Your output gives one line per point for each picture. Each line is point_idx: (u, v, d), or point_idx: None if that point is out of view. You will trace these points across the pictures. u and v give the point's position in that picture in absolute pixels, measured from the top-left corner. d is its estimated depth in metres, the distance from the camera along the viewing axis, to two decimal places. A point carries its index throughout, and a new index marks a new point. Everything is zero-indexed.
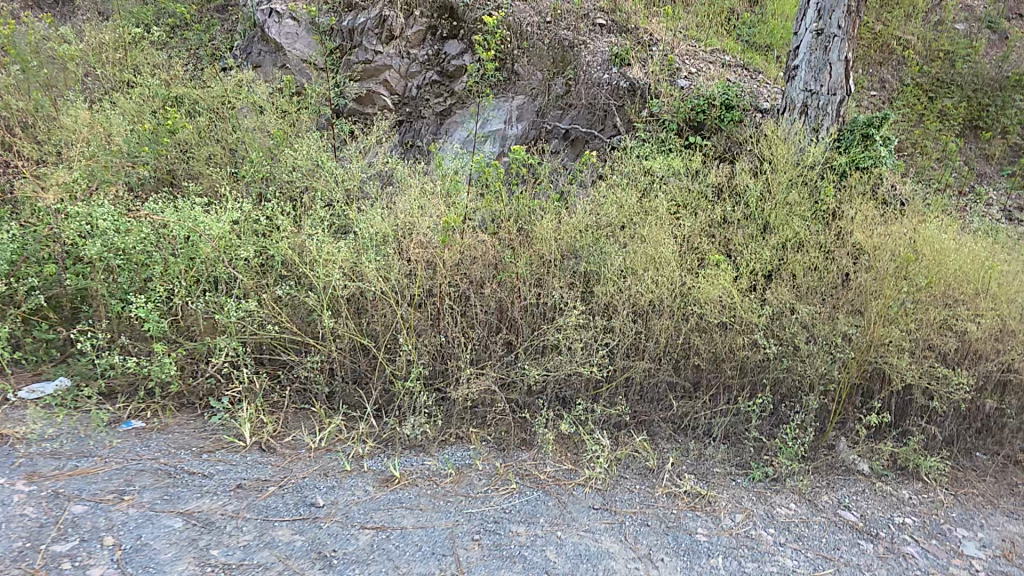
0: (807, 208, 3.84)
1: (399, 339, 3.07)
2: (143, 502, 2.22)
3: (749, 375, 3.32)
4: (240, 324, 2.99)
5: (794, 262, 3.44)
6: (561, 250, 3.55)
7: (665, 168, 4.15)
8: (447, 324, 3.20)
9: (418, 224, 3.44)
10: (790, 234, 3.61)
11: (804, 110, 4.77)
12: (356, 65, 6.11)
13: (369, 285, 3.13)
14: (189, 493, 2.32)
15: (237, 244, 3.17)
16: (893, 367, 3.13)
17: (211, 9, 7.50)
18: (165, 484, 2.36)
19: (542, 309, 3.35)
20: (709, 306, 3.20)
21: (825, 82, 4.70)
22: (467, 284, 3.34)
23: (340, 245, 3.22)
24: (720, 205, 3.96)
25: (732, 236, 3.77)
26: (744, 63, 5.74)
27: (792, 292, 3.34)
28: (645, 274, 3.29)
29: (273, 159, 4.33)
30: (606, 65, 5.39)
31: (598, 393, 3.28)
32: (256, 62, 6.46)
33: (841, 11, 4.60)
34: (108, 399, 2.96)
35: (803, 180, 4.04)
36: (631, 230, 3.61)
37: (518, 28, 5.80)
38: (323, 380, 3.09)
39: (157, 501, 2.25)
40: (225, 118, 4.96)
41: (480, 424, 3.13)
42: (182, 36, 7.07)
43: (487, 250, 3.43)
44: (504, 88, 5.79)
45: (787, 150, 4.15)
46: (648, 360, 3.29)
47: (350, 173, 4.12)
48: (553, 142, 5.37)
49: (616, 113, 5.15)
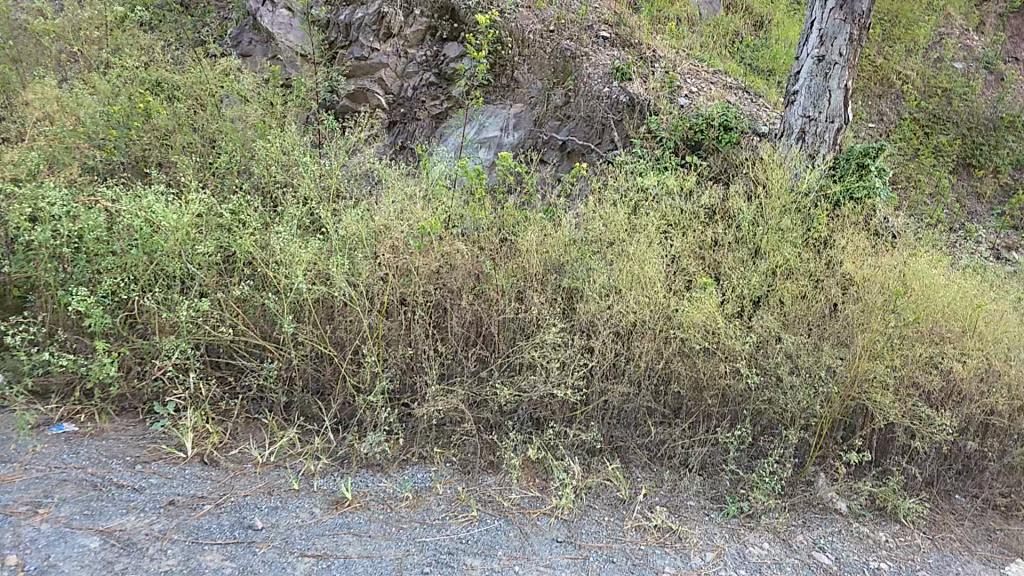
0: (799, 235, 3.74)
1: (365, 350, 3.06)
2: (59, 517, 2.30)
3: (731, 404, 3.19)
4: (192, 328, 3.09)
5: (782, 288, 3.34)
6: (546, 265, 3.47)
7: (659, 186, 4.02)
8: (419, 335, 3.15)
9: (395, 229, 3.29)
10: (780, 260, 3.50)
11: (802, 135, 4.68)
12: (350, 60, 5.99)
13: (337, 290, 3.12)
14: (112, 510, 2.39)
15: (199, 239, 3.29)
16: (877, 405, 2.99)
17: None
18: (87, 498, 2.44)
19: (521, 324, 3.23)
20: (692, 331, 3.09)
21: (824, 108, 4.62)
22: (444, 293, 3.28)
23: (308, 246, 3.23)
24: (713, 226, 3.84)
25: (722, 259, 3.65)
26: (745, 85, 5.65)
27: (779, 321, 3.24)
28: (630, 293, 3.17)
29: (252, 150, 4.20)
30: (607, 78, 5.26)
31: (573, 416, 3.13)
32: (247, 51, 6.33)
33: (843, 39, 4.54)
34: (42, 399, 3.03)
35: (797, 207, 3.95)
36: (618, 247, 3.49)
37: (520, 35, 5.69)
38: (283, 391, 3.11)
39: (75, 515, 2.33)
40: (207, 105, 4.93)
41: (445, 444, 3.03)
42: (174, 18, 6.97)
43: (466, 259, 3.35)
44: (501, 95, 5.67)
45: (782, 174, 4.08)
46: (627, 384, 3.16)
47: (330, 172, 4.00)
48: (549, 153, 5.22)
49: (614, 127, 5.01)
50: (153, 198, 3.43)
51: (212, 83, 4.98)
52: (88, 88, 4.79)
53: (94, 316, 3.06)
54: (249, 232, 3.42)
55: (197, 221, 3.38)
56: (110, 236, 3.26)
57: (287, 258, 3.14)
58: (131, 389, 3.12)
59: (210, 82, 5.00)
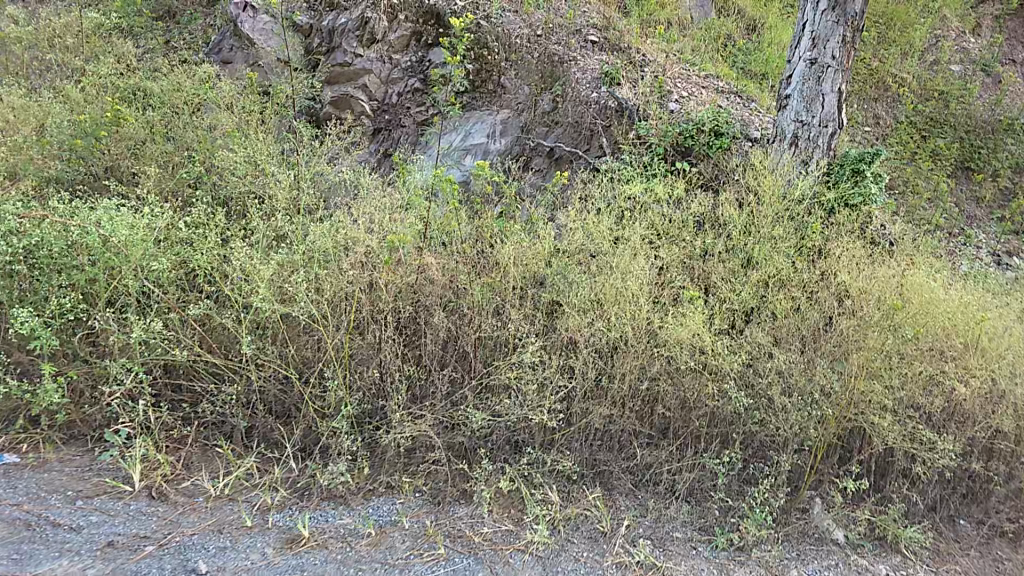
0: (792, 243, 3.60)
1: (331, 372, 2.93)
2: None
3: (720, 426, 3.00)
4: (145, 350, 2.97)
5: (776, 301, 3.18)
6: (525, 279, 3.28)
7: (647, 194, 3.91)
8: (387, 355, 2.98)
9: (362, 243, 3.23)
10: (772, 271, 3.32)
11: (794, 141, 4.53)
12: (334, 66, 5.84)
13: (300, 308, 2.97)
14: (44, 553, 2.25)
15: (154, 255, 3.14)
16: (875, 429, 2.80)
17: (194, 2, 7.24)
18: (18, 540, 2.30)
19: (499, 341, 3.08)
20: (678, 349, 2.93)
21: (818, 112, 4.46)
22: (418, 309, 3.16)
23: (269, 262, 3.09)
24: (701, 236, 3.68)
25: (712, 270, 3.47)
26: (737, 89, 5.49)
27: (770, 336, 3.06)
28: (612, 308, 3.04)
29: (221, 157, 4.06)
30: (595, 83, 5.09)
31: (552, 440, 2.96)
32: (225, 57, 6.19)
33: (836, 41, 4.39)
34: None
35: (789, 215, 3.79)
36: (600, 262, 3.34)
37: (507, 39, 5.53)
38: (242, 415, 2.96)
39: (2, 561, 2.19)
40: (181, 113, 4.84)
41: (414, 472, 2.88)
42: (157, 26, 6.85)
43: (441, 274, 3.23)
44: (488, 100, 5.54)
45: (775, 181, 3.91)
46: (609, 404, 2.98)
47: (301, 185, 3.88)
48: (537, 160, 5.05)
49: (603, 132, 4.84)
50: (110, 212, 3.27)
51: (192, 95, 4.94)
52: (58, 101, 4.69)
53: (39, 337, 2.90)
54: (212, 247, 3.28)
55: (151, 235, 3.23)
56: (60, 252, 3.08)
57: (253, 276, 3.01)
58: (81, 416, 2.99)
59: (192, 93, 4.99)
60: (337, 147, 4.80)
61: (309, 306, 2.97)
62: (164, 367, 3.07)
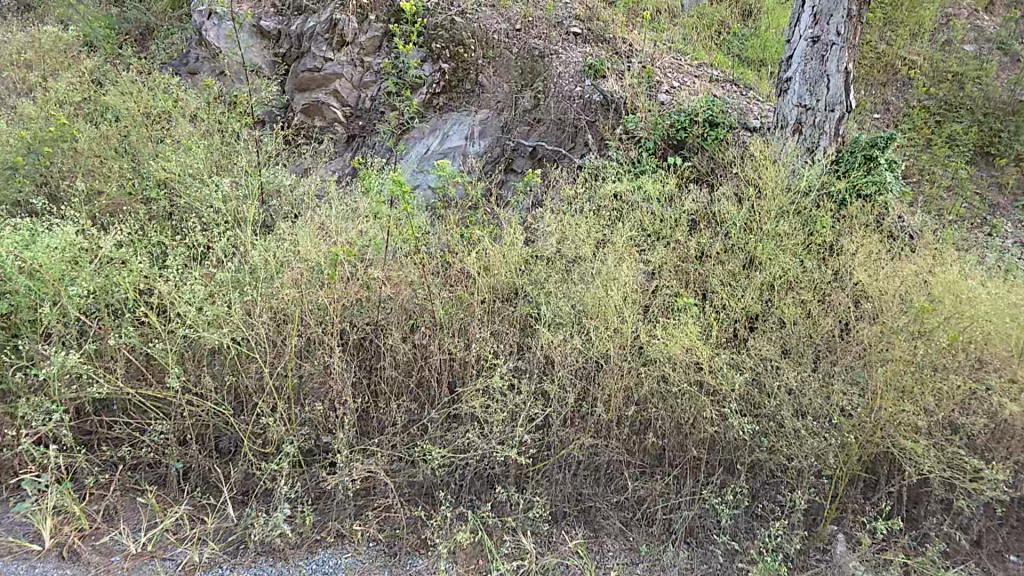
0: (800, 239, 3.22)
1: (276, 407, 2.60)
2: None
3: (719, 453, 2.61)
4: (64, 385, 2.53)
5: (784, 307, 2.81)
6: (496, 292, 2.92)
7: (637, 193, 3.57)
8: (340, 385, 2.61)
9: (308, 258, 2.91)
10: (777, 271, 2.99)
11: (797, 128, 4.16)
12: (302, 73, 5.45)
13: (252, 331, 2.66)
14: None
15: (78, 276, 2.74)
16: (906, 454, 2.40)
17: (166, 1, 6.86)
18: None
19: (468, 362, 2.71)
20: (673, 370, 2.56)
21: (823, 95, 4.05)
22: (376, 330, 2.82)
23: (197, 288, 2.66)
24: (697, 236, 3.33)
25: (709, 274, 3.13)
26: (733, 78, 5.08)
27: (777, 347, 2.69)
28: (590, 322, 2.69)
29: (169, 168, 3.69)
30: (578, 78, 4.71)
31: (525, 476, 2.61)
32: (193, 69, 5.79)
33: (841, 16, 3.96)
34: None
35: (796, 209, 3.41)
36: (579, 271, 2.96)
37: (484, 35, 5.17)
38: (175, 455, 2.55)
39: None
40: (138, 124, 4.42)
41: (365, 519, 2.51)
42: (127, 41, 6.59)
43: (402, 289, 2.85)
44: (464, 100, 5.11)
45: (776, 171, 3.54)
46: (591, 433, 2.61)
47: (250, 199, 3.53)
48: (518, 162, 4.65)
49: (587, 129, 4.47)
50: (33, 232, 2.92)
51: (158, 109, 4.52)
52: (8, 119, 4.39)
53: None
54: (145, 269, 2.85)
55: (75, 254, 2.81)
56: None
57: (184, 301, 2.62)
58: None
59: (157, 107, 4.55)
60: (310, 157, 4.64)
61: (252, 331, 2.63)
62: (92, 402, 2.66)
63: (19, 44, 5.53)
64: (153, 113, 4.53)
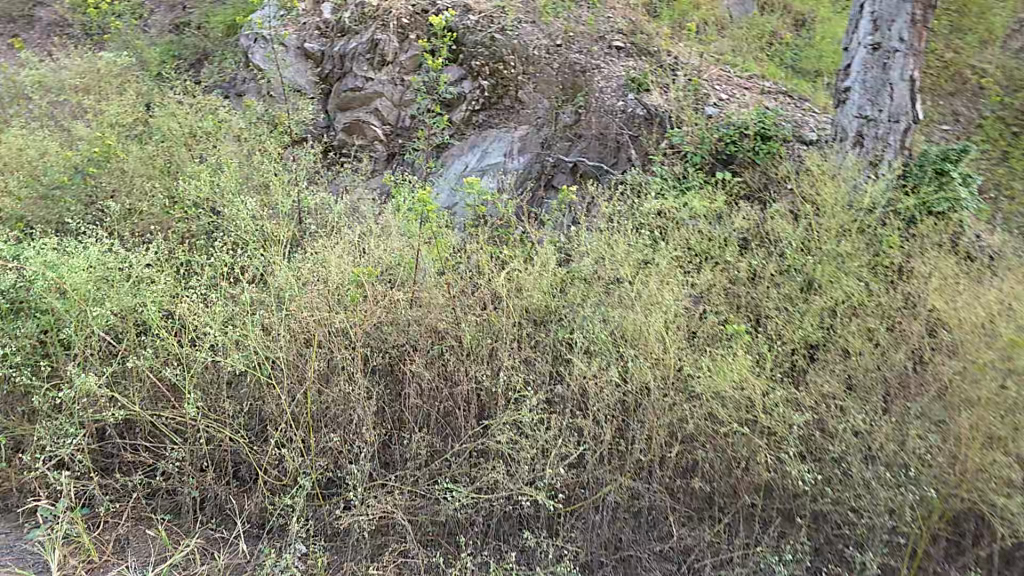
0: (865, 260, 2.92)
1: (290, 435, 2.34)
2: None
3: (776, 501, 2.32)
4: (77, 402, 2.24)
5: (846, 333, 2.57)
6: (530, 316, 2.69)
7: (686, 211, 3.37)
8: (360, 416, 2.35)
9: (324, 278, 2.62)
10: (839, 296, 2.73)
11: (858, 140, 3.73)
12: (344, 92, 5.25)
13: (271, 351, 2.40)
14: None
15: (105, 294, 2.44)
16: (998, 513, 2.12)
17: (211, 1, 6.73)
18: None
19: (498, 391, 2.45)
20: (720, 406, 2.33)
21: (886, 105, 3.68)
22: (402, 357, 2.54)
23: (215, 306, 2.46)
24: (749, 256, 3.08)
25: (762, 298, 2.86)
26: (787, 89, 4.75)
27: (840, 378, 2.45)
28: (628, 350, 2.46)
29: (198, 181, 3.52)
30: (621, 92, 4.53)
31: (558, 521, 2.37)
32: (239, 91, 5.59)
33: (903, 21, 3.64)
34: None
35: (858, 227, 3.11)
36: (619, 293, 2.70)
37: (524, 51, 4.96)
38: (191, 483, 2.26)
39: None
40: (181, 131, 4.10)
41: (382, 563, 2.25)
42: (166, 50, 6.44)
43: (431, 313, 2.60)
44: (505, 117, 4.89)
45: (835, 187, 3.28)
46: (630, 474, 2.37)
47: (277, 215, 3.38)
48: (559, 178, 4.45)
49: (631, 144, 4.26)
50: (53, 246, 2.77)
51: (202, 129, 4.13)
52: (44, 130, 4.32)
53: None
54: (174, 294, 2.50)
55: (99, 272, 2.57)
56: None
57: (199, 321, 2.39)
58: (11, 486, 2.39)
59: (200, 127, 4.13)
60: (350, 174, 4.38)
61: (271, 348, 2.40)
62: (114, 422, 2.36)
63: (61, 60, 5.46)
64: (196, 133, 4.13)
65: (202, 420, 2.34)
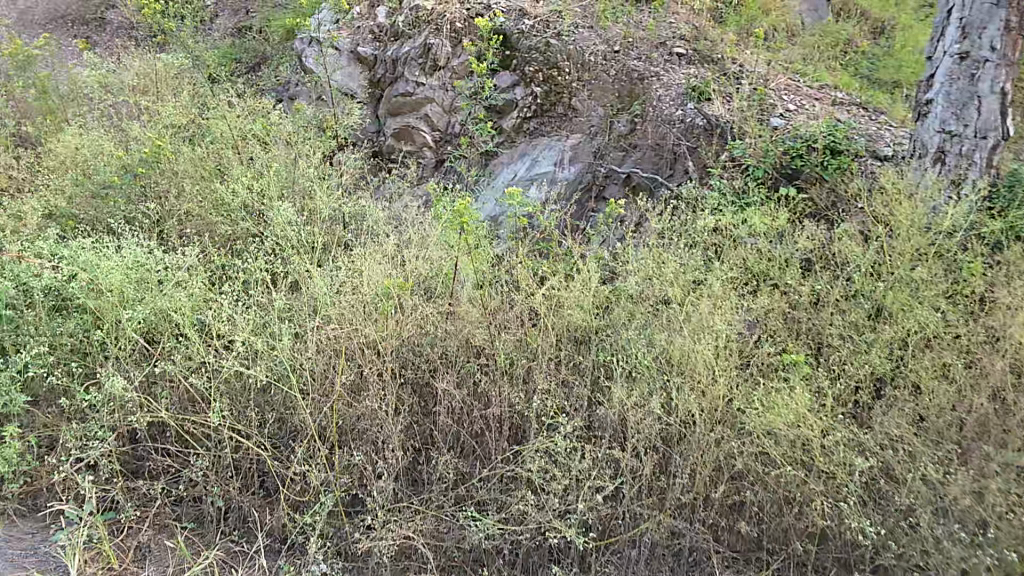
0: (943, 289, 2.66)
1: (315, 449, 2.28)
2: None
3: (831, 552, 2.12)
4: (107, 405, 2.24)
5: (918, 367, 2.36)
6: (570, 335, 2.58)
7: (745, 228, 3.14)
8: (388, 433, 2.26)
9: (359, 290, 2.58)
10: (912, 327, 2.49)
11: (939, 157, 3.44)
12: (395, 97, 5.25)
13: (301, 361, 2.37)
14: None
15: (140, 297, 2.48)
16: None
17: (274, 8, 6.88)
18: None
19: (530, 415, 2.33)
20: (774, 445, 2.12)
21: (972, 120, 3.35)
22: (436, 371, 2.49)
23: (245, 315, 2.44)
24: (811, 279, 2.86)
25: (825, 326, 2.65)
26: (862, 101, 4.43)
27: (908, 419, 2.23)
28: (675, 378, 2.28)
29: (243, 184, 3.54)
30: (680, 100, 4.30)
31: (590, 558, 2.20)
32: (293, 95, 5.68)
33: (997, 28, 3.29)
34: None
35: (936, 252, 2.83)
36: (666, 316, 2.54)
37: (580, 57, 4.80)
38: (214, 492, 2.21)
39: None
40: (230, 135, 4.15)
41: None
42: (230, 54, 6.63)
43: (469, 328, 2.54)
44: (559, 125, 4.78)
45: (913, 208, 2.97)
46: (671, 513, 2.18)
47: (318, 221, 3.37)
48: (611, 190, 4.29)
49: (687, 155, 4.06)
50: (96, 246, 2.80)
51: (254, 132, 4.18)
52: (106, 131, 4.46)
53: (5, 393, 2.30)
54: (206, 300, 2.52)
55: (140, 276, 2.61)
56: (18, 310, 2.50)
57: (230, 329, 2.37)
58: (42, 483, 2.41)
59: (251, 131, 4.18)
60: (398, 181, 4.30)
61: (301, 359, 2.35)
62: (146, 425, 2.36)
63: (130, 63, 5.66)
64: (247, 136, 4.17)
65: (228, 429, 2.30)
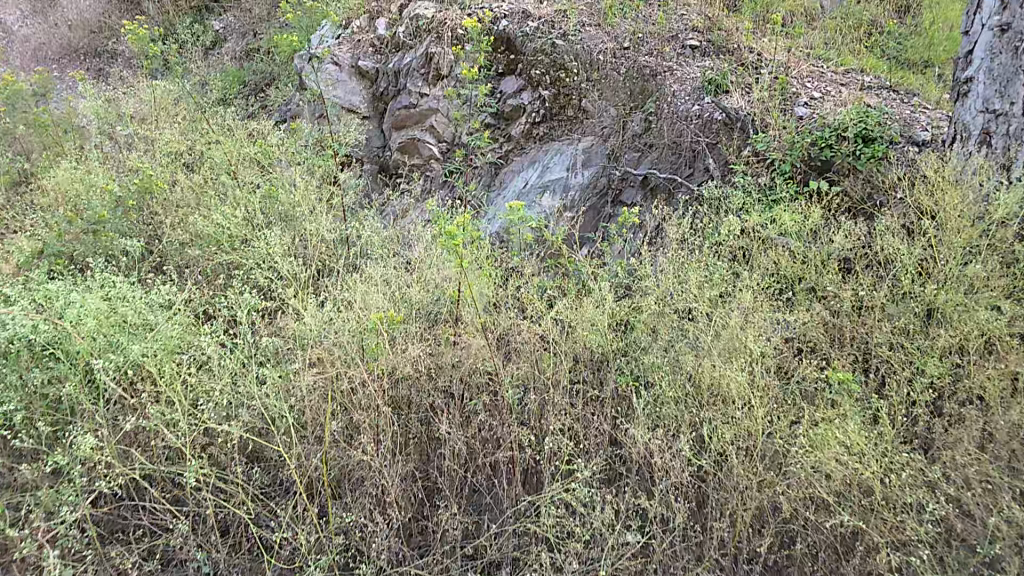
0: (1004, 288, 2.33)
1: (306, 505, 2.06)
2: None
3: None
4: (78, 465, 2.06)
5: (984, 383, 2.04)
6: (583, 362, 2.36)
7: (776, 229, 2.83)
8: (384, 482, 2.03)
9: (348, 326, 2.37)
10: (975, 335, 2.17)
11: (984, 139, 3.04)
12: (398, 110, 5.05)
13: (290, 407, 2.17)
14: None
15: (116, 344, 2.34)
16: None
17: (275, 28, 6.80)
18: None
19: (541, 458, 2.10)
20: (826, 485, 1.81)
21: (1019, 96, 2.93)
22: (437, 407, 2.28)
23: (227, 360, 2.25)
24: (853, 282, 2.56)
25: (871, 337, 2.36)
26: (891, 83, 4.10)
27: (977, 445, 1.92)
28: (707, 411, 2.01)
29: (235, 213, 3.37)
30: (697, 95, 3.98)
31: None
32: (295, 114, 5.54)
33: None
34: None
35: (992, 246, 2.50)
36: (693, 335, 2.28)
37: (588, 56, 4.52)
38: (198, 557, 2.01)
39: None
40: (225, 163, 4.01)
41: None
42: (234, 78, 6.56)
43: (474, 359, 2.32)
44: (569, 128, 4.54)
45: (964, 198, 2.64)
46: (710, 564, 1.87)
47: (313, 246, 3.20)
48: (628, 193, 4.00)
49: (708, 153, 3.74)
50: (75, 290, 2.64)
51: (249, 155, 4.05)
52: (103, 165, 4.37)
53: None
54: (187, 344, 2.37)
55: (119, 320, 2.44)
56: None
57: (211, 377, 2.18)
58: None
59: (247, 154, 4.03)
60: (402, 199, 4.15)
61: (287, 406, 2.14)
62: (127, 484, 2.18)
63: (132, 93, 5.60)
64: (243, 161, 4.02)
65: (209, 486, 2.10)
